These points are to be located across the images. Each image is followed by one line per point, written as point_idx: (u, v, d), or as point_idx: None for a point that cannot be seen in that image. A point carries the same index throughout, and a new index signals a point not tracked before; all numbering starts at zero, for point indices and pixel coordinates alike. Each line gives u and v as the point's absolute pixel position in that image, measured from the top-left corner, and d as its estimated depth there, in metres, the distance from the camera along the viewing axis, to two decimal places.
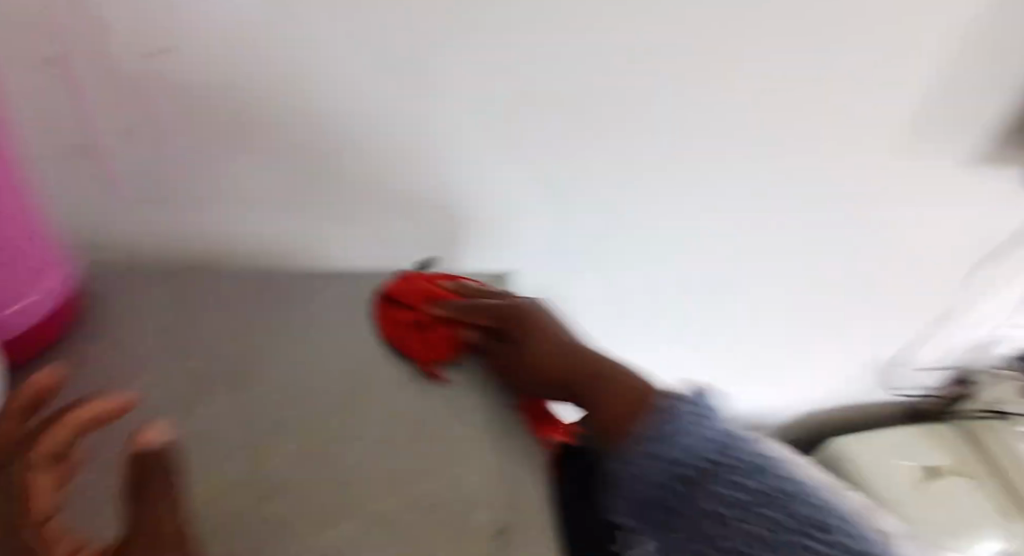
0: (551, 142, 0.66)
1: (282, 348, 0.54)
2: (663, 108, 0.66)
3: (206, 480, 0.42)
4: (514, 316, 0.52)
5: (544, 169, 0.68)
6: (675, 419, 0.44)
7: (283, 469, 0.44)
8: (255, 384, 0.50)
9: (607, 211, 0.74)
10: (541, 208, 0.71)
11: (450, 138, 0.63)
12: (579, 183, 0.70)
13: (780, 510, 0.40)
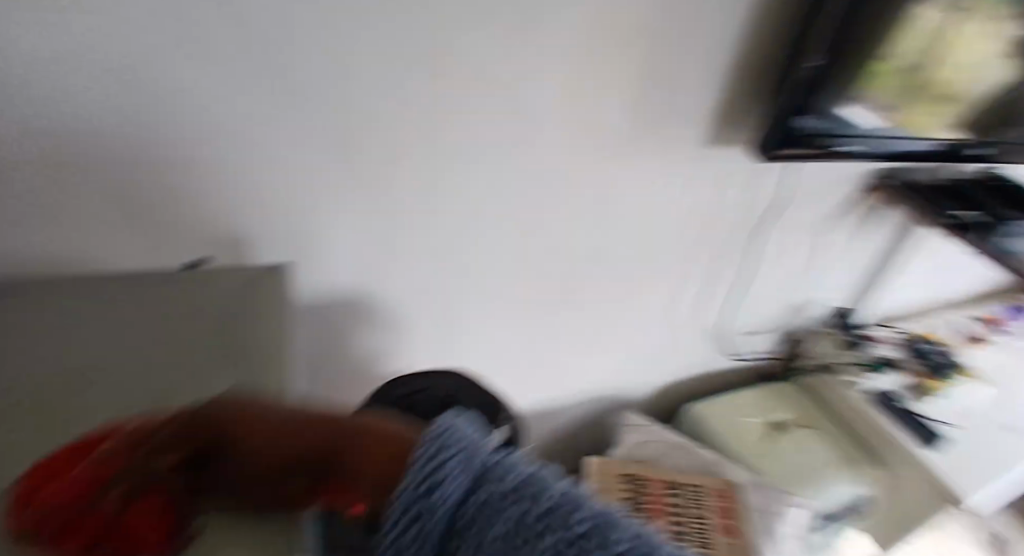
0: (373, 144, 0.67)
1: (25, 345, 0.48)
2: (485, 114, 0.70)
3: None
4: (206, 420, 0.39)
5: (359, 171, 0.69)
6: (442, 464, 0.33)
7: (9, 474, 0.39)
8: None
9: (432, 216, 0.76)
10: (361, 215, 0.72)
11: (261, 140, 0.62)
12: (401, 184, 0.72)
13: (554, 539, 0.31)
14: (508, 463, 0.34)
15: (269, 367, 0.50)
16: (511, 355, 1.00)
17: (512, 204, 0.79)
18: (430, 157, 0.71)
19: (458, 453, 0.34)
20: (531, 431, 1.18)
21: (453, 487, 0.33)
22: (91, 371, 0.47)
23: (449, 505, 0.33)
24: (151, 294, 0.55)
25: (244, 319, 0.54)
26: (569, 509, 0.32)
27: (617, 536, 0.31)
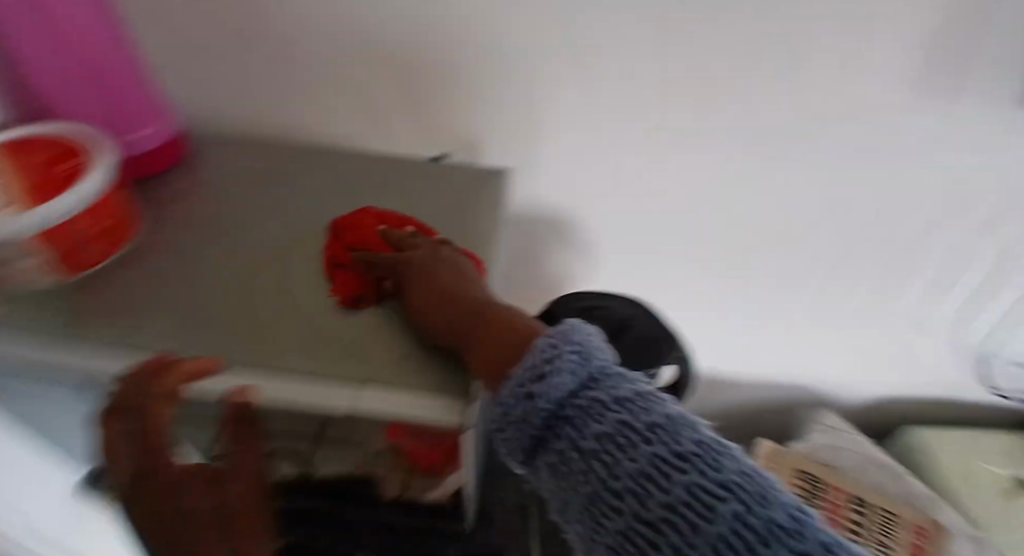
0: (610, 98, 0.62)
1: (295, 197, 0.56)
2: (744, 75, 0.60)
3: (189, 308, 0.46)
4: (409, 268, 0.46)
5: (591, 122, 0.65)
6: (553, 357, 0.29)
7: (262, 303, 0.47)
8: (249, 227, 0.53)
9: (654, 179, 0.70)
10: (582, 165, 0.69)
11: (504, 76, 0.61)
12: (630, 142, 0.66)
13: (669, 459, 0.25)
14: (629, 375, 0.28)
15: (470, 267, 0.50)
16: (705, 328, 0.93)
17: (748, 179, 0.70)
18: (668, 117, 0.64)
19: (570, 350, 0.30)
20: (711, 399, 1.11)
21: (564, 378, 0.29)
22: (337, 239, 0.53)
23: (553, 397, 0.28)
24: (395, 175, 0.59)
25: (463, 217, 0.55)
26: (685, 436, 0.25)
27: (746, 489, 0.24)
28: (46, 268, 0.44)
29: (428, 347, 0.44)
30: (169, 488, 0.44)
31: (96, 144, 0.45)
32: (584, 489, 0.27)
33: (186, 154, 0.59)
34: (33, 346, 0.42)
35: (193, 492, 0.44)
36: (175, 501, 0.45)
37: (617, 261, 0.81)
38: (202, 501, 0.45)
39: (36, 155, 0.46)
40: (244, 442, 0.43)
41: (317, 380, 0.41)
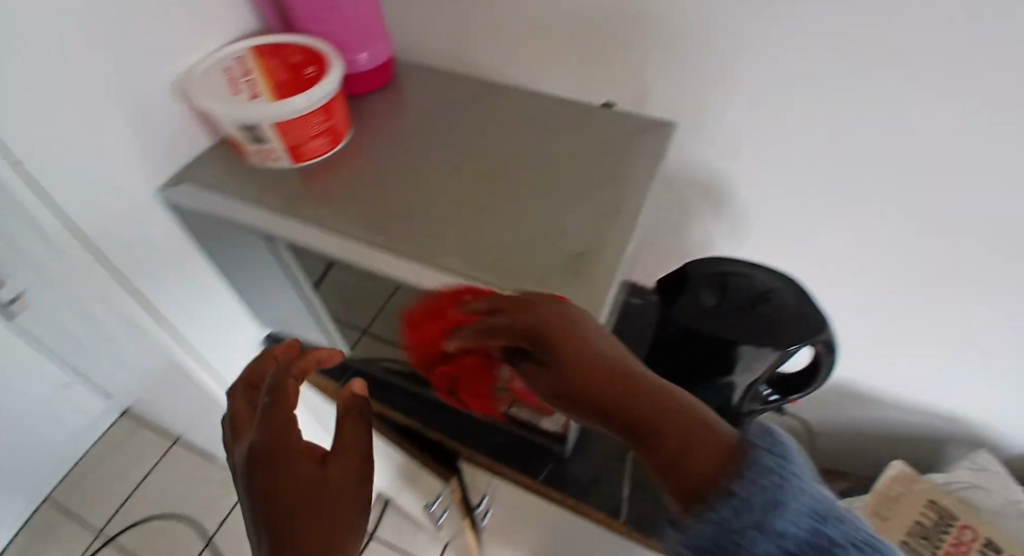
0: (815, 68, 0.58)
1: (480, 116, 0.63)
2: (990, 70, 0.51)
3: (388, 197, 0.55)
4: (526, 335, 0.40)
5: (784, 90, 0.61)
6: (778, 493, 0.31)
7: (443, 202, 0.54)
8: (438, 134, 0.61)
9: (841, 168, 0.64)
10: (762, 138, 0.66)
11: (702, 27, 0.60)
12: (824, 123, 0.61)
13: None
14: (837, 507, 0.32)
15: (626, 200, 0.54)
16: (868, 336, 0.84)
17: (961, 189, 0.60)
18: (878, 103, 0.57)
19: (788, 483, 0.32)
20: (850, 418, 1.01)
21: (795, 519, 0.31)
22: (509, 158, 0.58)
23: (783, 540, 0.31)
24: (568, 108, 0.63)
25: (625, 154, 0.58)
26: None
27: None
28: (279, 155, 0.54)
29: (574, 264, 0.49)
30: (281, 462, 0.48)
31: (333, 57, 0.54)
32: None
33: (392, 77, 0.66)
34: (264, 213, 0.54)
35: (300, 471, 0.48)
36: (287, 480, 0.48)
37: (776, 245, 0.76)
38: (307, 477, 0.48)
39: (287, 58, 0.55)
40: (352, 422, 0.55)
41: (473, 280, 0.48)
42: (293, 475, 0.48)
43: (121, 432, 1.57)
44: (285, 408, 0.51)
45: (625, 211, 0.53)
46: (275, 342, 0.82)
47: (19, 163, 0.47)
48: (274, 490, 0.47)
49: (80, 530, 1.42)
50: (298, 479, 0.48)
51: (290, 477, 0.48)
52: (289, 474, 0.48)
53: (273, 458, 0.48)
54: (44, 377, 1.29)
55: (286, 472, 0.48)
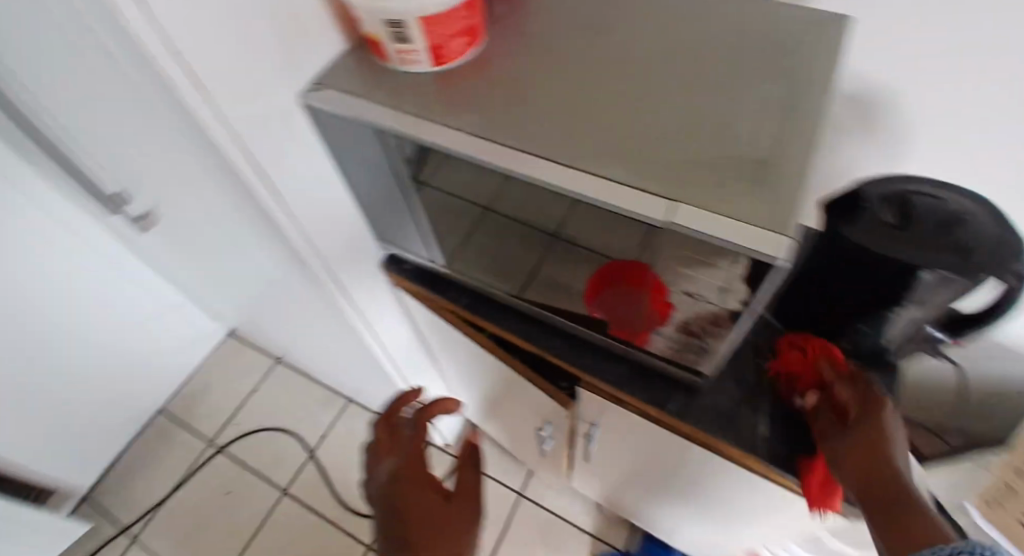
0: None
1: (628, 12, 0.57)
2: None
3: (534, 100, 0.51)
4: (870, 415, 0.55)
5: None
6: None
7: (596, 105, 0.50)
8: (582, 33, 0.55)
9: None
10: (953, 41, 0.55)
11: None
12: None
13: None
14: None
15: (805, 104, 0.47)
16: None
17: None
18: None
19: None
20: None
21: None
22: (663, 59, 0.52)
23: None
24: (726, 5, 0.56)
25: (798, 55, 0.51)
26: None
27: None
28: (420, 57, 0.51)
29: (756, 173, 0.45)
30: (415, 495, 0.60)
31: None
32: None
33: None
34: (405, 117, 0.52)
35: (432, 500, 0.60)
36: (420, 502, 0.60)
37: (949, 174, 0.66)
38: (434, 505, 0.60)
39: None
40: (466, 468, 0.65)
41: (634, 188, 0.45)
42: (421, 503, 0.60)
43: (229, 351, 1.67)
44: (421, 447, 0.65)
45: (807, 119, 0.46)
46: (394, 264, 0.83)
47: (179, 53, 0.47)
48: (403, 516, 0.59)
49: (197, 438, 1.53)
50: (420, 508, 0.59)
51: (418, 507, 0.59)
52: (420, 496, 0.60)
53: (411, 481, 0.61)
54: (162, 294, 1.37)
55: (414, 503, 0.60)
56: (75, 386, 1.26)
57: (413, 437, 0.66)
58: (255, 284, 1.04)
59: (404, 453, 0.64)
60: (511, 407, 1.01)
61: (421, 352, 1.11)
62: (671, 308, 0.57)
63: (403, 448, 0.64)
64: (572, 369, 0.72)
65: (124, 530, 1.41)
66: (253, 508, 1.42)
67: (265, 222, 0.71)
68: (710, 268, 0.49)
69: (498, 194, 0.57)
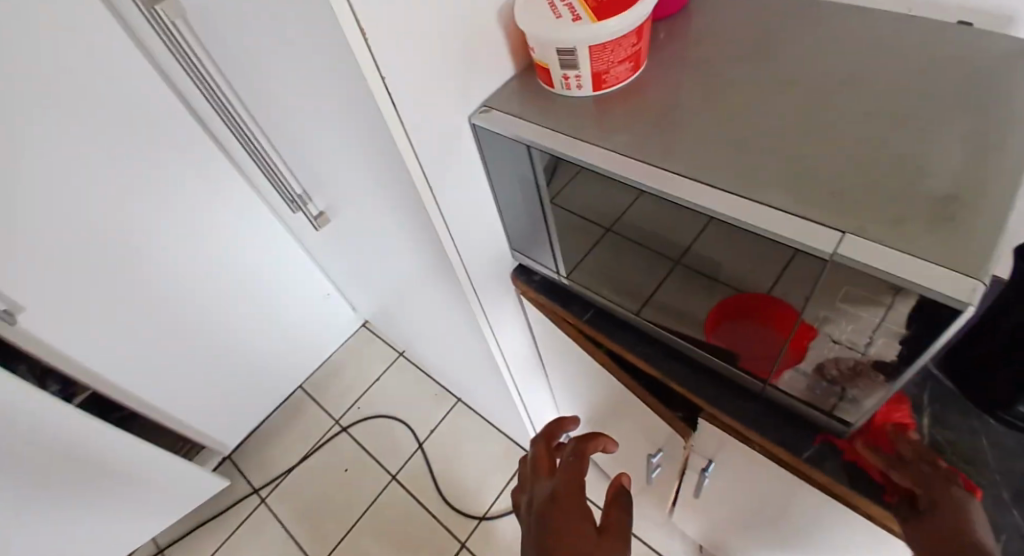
0: None
1: (799, 40, 0.56)
2: None
3: (695, 125, 0.52)
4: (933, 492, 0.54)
5: None
6: None
7: (759, 133, 0.50)
8: (748, 60, 0.56)
9: None
10: None
11: None
12: None
13: None
14: None
15: (994, 144, 0.45)
16: None
17: None
18: None
19: None
20: None
21: None
22: (834, 88, 0.51)
23: None
24: (908, 35, 0.54)
25: (990, 90, 0.48)
26: None
27: None
28: (583, 83, 0.54)
29: (938, 210, 0.43)
30: (568, 520, 0.62)
31: None
32: None
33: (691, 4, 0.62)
34: (564, 137, 0.55)
35: (579, 523, 0.61)
36: (569, 523, 0.62)
37: None
38: (585, 533, 0.61)
39: None
40: (617, 509, 0.64)
41: (797, 215, 0.45)
42: (572, 528, 0.61)
43: (359, 341, 1.81)
44: (580, 474, 0.67)
45: (1004, 164, 0.44)
46: (523, 274, 0.87)
47: (383, 77, 0.52)
48: (553, 538, 0.61)
49: (323, 416, 1.67)
50: (569, 534, 0.61)
51: (567, 531, 0.61)
52: (569, 518, 0.62)
53: (565, 503, 0.64)
54: (314, 285, 1.52)
55: (563, 527, 0.62)
56: (232, 357, 1.43)
57: (575, 463, 0.69)
58: (393, 280, 1.12)
59: (563, 478, 0.68)
60: (621, 428, 1.01)
61: (538, 363, 1.13)
62: (808, 343, 0.55)
63: (563, 473, 0.68)
64: (695, 398, 0.70)
65: (255, 491, 1.57)
66: (365, 490, 1.52)
67: (419, 227, 0.77)
68: (864, 302, 0.47)
69: (644, 215, 0.59)
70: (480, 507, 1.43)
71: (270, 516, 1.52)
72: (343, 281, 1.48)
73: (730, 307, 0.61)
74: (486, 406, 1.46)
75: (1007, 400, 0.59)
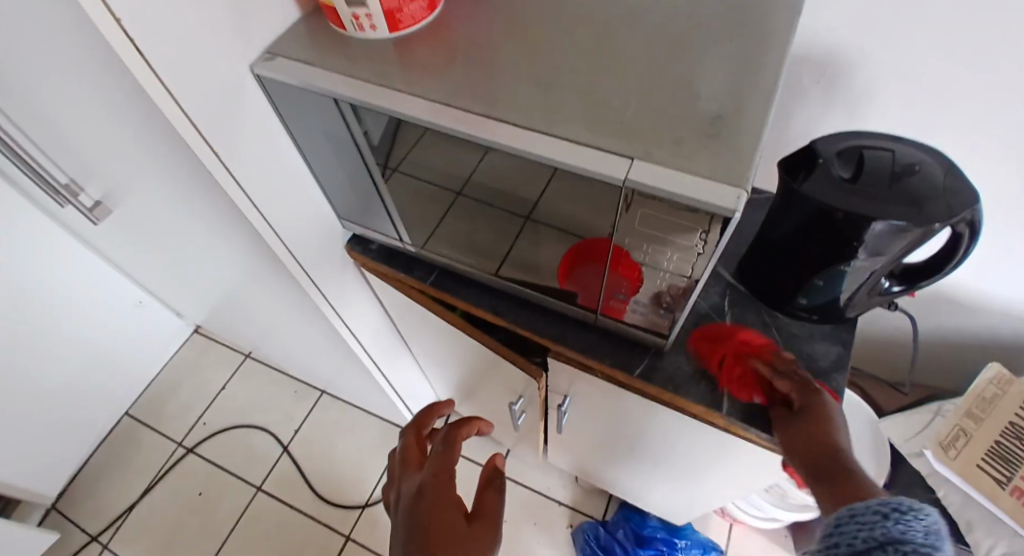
0: None
1: None
2: None
3: (498, 61, 0.52)
4: (809, 397, 0.59)
5: None
6: (913, 524, 0.41)
7: (558, 64, 0.51)
8: None
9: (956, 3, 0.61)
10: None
11: None
12: None
13: (891, 535, 0.41)
14: (920, 532, 0.40)
15: (755, 58, 0.50)
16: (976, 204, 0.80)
17: None
18: None
19: (918, 528, 0.41)
20: (933, 310, 0.99)
21: (873, 531, 0.41)
22: (620, 19, 0.54)
23: (878, 537, 0.41)
24: None
25: (748, 11, 0.54)
26: (903, 543, 0.40)
27: (915, 528, 0.40)
28: (376, 23, 0.52)
29: (716, 123, 0.46)
30: (436, 511, 0.57)
31: None
32: (871, 539, 0.41)
33: None
34: (364, 87, 0.52)
35: (450, 514, 0.57)
36: (438, 518, 0.57)
37: (881, 101, 0.73)
38: (457, 523, 0.57)
39: None
40: (490, 492, 0.63)
41: (598, 147, 0.46)
42: (440, 518, 0.57)
43: (196, 349, 1.63)
44: (449, 460, 0.62)
45: (763, 71, 0.49)
46: (358, 244, 0.82)
47: (118, 19, 0.44)
48: (419, 532, 0.56)
49: (164, 440, 1.49)
50: (437, 525, 0.56)
51: (436, 522, 0.56)
52: (440, 512, 0.57)
53: (433, 497, 0.58)
54: (126, 294, 1.33)
55: (431, 520, 0.57)
56: (37, 390, 1.22)
57: (444, 449, 0.63)
58: (218, 275, 1.01)
59: (431, 467, 0.62)
60: (485, 385, 1.01)
61: (394, 337, 1.10)
62: (640, 273, 0.57)
63: (432, 463, 0.62)
64: (540, 339, 0.72)
65: (93, 540, 1.36)
66: (227, 507, 1.39)
67: (230, 205, 0.70)
68: (675, 230, 0.50)
69: (463, 164, 0.57)
70: (361, 496, 1.38)
71: None
72: (157, 284, 1.31)
73: (573, 255, 0.62)
74: (347, 391, 1.40)
75: (788, 297, 0.70)
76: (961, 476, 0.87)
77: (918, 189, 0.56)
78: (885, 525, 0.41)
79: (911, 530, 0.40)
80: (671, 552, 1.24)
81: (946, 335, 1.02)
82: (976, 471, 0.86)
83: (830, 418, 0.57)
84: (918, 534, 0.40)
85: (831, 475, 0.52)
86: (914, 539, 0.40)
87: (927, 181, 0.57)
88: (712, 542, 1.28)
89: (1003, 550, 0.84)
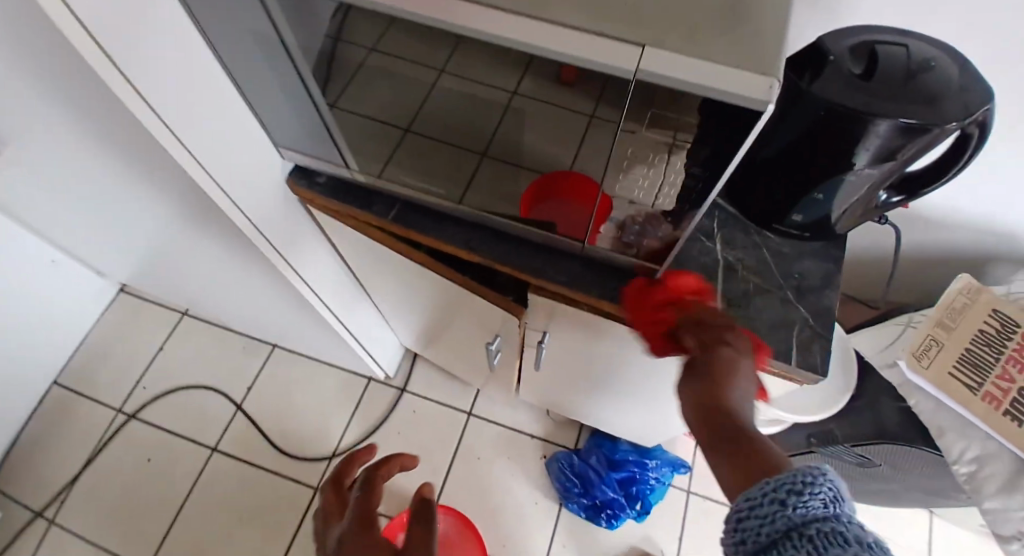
0: None
1: None
2: None
3: None
4: (715, 349, 0.50)
5: None
6: (812, 495, 0.35)
7: None
8: None
9: None
10: None
11: None
12: None
13: (797, 522, 0.35)
14: (824, 503, 0.35)
15: None
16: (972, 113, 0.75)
17: None
18: None
19: (822, 502, 0.35)
20: (911, 227, 0.96)
21: (778, 521, 0.36)
22: None
23: (783, 526, 0.35)
24: None
25: None
26: (811, 525, 0.35)
27: (816, 504, 0.35)
28: None
29: (736, 7, 0.39)
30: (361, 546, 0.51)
31: None
32: (779, 529, 0.36)
33: None
34: None
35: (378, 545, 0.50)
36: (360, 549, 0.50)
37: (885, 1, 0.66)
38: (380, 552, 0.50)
39: None
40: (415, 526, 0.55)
41: (597, 34, 0.38)
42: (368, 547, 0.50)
43: (124, 309, 1.49)
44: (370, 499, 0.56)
45: None
46: (303, 178, 0.72)
47: None
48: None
49: (102, 408, 1.37)
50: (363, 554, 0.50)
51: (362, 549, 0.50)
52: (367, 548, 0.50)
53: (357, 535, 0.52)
54: (36, 254, 1.18)
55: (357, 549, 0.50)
56: None
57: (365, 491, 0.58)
58: (140, 224, 0.89)
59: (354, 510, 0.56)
60: (454, 326, 0.94)
61: (349, 282, 1.01)
62: (609, 206, 0.53)
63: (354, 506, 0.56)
64: (517, 272, 0.65)
65: (37, 516, 1.26)
66: (183, 470, 1.31)
67: (142, 139, 0.58)
68: (671, 144, 0.44)
69: (423, 71, 0.48)
70: (328, 446, 1.33)
71: (66, 537, 1.25)
72: (71, 241, 1.17)
73: (541, 184, 0.56)
74: (302, 342, 1.31)
75: (781, 214, 0.66)
76: (936, 385, 0.88)
77: (933, 84, 0.51)
78: (787, 509, 0.36)
79: (812, 506, 0.35)
80: (642, 473, 1.25)
81: (916, 250, 1.01)
82: (950, 380, 0.87)
83: (733, 370, 0.48)
84: (823, 509, 0.35)
85: (723, 432, 0.44)
86: (820, 515, 0.35)
87: (942, 76, 0.52)
88: (681, 459, 1.31)
89: (976, 453, 0.86)
